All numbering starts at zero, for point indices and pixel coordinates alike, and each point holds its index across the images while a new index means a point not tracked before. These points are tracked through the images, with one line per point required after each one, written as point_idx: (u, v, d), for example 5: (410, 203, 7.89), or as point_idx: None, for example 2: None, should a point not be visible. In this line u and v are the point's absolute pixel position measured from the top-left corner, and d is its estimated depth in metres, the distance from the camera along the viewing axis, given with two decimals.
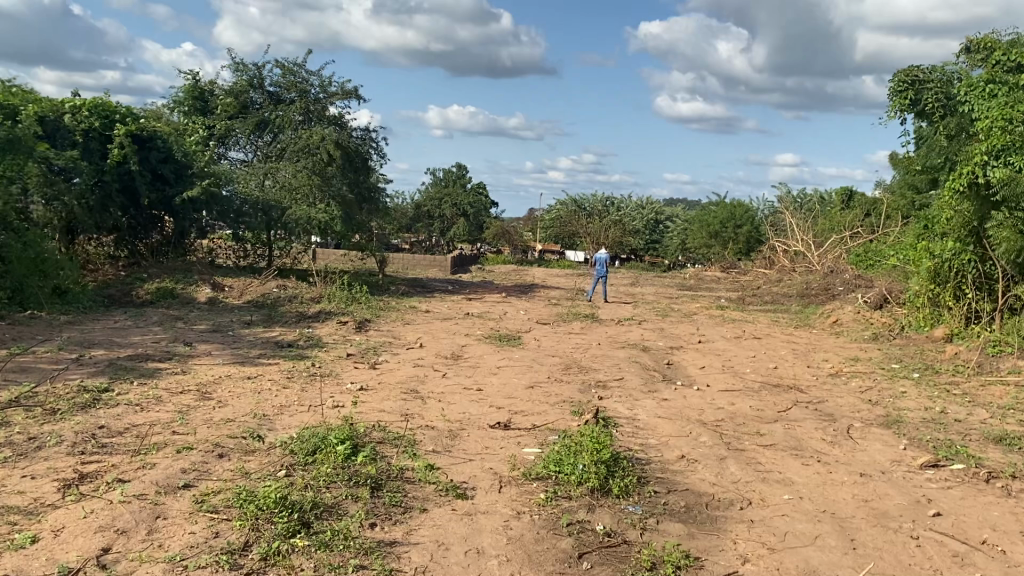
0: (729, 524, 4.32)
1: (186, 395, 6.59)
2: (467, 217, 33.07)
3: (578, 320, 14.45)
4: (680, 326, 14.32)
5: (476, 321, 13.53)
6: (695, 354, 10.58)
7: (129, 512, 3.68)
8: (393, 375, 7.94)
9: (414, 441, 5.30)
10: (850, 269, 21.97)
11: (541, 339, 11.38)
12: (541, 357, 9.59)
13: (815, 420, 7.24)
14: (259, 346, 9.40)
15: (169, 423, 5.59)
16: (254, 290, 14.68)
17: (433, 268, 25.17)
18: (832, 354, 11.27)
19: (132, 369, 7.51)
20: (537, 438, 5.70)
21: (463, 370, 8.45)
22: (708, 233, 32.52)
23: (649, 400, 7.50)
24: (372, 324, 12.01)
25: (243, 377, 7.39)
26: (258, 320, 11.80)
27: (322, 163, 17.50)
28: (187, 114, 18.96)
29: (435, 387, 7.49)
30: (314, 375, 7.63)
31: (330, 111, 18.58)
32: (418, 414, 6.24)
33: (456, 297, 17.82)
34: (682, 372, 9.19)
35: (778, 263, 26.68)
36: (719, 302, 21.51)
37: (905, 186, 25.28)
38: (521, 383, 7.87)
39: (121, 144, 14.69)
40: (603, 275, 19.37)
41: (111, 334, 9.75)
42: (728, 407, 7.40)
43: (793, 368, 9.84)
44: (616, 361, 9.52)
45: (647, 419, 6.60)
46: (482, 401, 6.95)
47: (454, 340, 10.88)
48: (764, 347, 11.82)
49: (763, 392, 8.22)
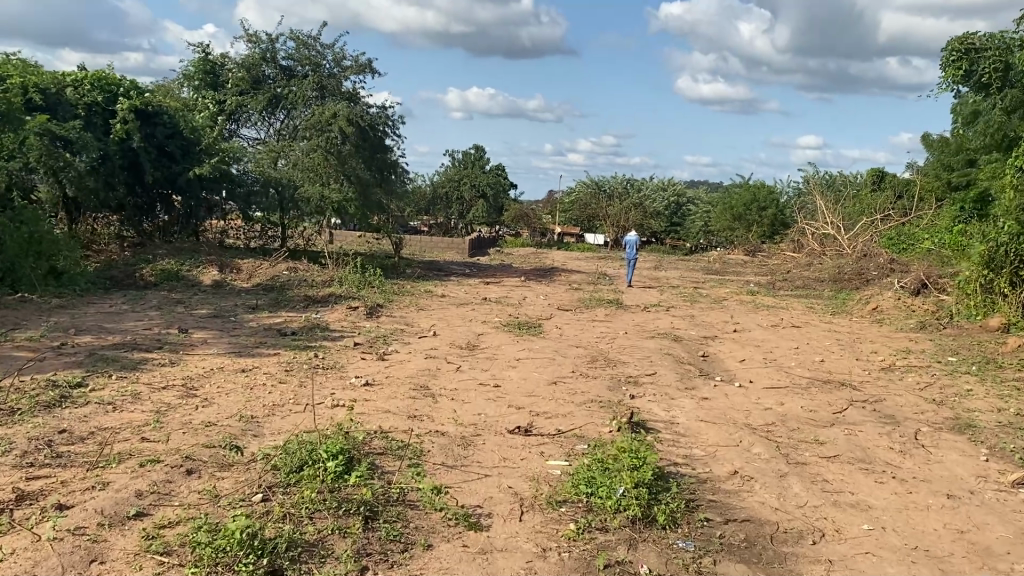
0: (801, 566, 3.56)
1: (168, 392, 5.84)
2: (486, 199, 31.82)
3: (602, 307, 13.59)
4: (711, 314, 13.48)
5: (495, 307, 12.75)
6: (732, 346, 9.73)
7: (57, 555, 2.96)
8: (403, 369, 7.19)
9: (422, 450, 4.57)
10: (886, 252, 20.88)
11: (563, 328, 10.57)
12: (565, 347, 8.80)
13: (876, 423, 6.40)
14: (260, 333, 8.68)
15: (140, 428, 4.84)
16: (263, 272, 13.95)
17: (451, 251, 24.42)
18: (879, 345, 10.38)
19: (114, 360, 6.78)
20: (563, 448, 4.95)
21: (479, 363, 7.68)
22: (733, 216, 31.43)
23: (688, 399, 6.70)
24: (384, 310, 11.27)
25: (236, 371, 6.65)
26: (263, 304, 11.07)
27: (334, 143, 16.44)
28: (197, 89, 18.22)
29: (448, 383, 6.72)
30: (316, 368, 6.90)
31: (345, 86, 17.73)
32: (428, 416, 5.49)
33: (474, 281, 17.01)
34: (720, 366, 8.38)
35: (806, 246, 25.49)
36: (748, 288, 20.49)
37: (939, 167, 24.22)
38: (543, 378, 7.10)
39: (123, 119, 14.03)
40: (633, 259, 18.55)
41: (102, 319, 9.05)
42: (776, 409, 6.58)
43: (840, 362, 8.97)
44: (648, 353, 8.71)
45: (688, 424, 5.80)
46: (500, 400, 6.20)
47: (471, 328, 10.11)
48: (805, 338, 10.93)
49: (814, 392, 7.38)
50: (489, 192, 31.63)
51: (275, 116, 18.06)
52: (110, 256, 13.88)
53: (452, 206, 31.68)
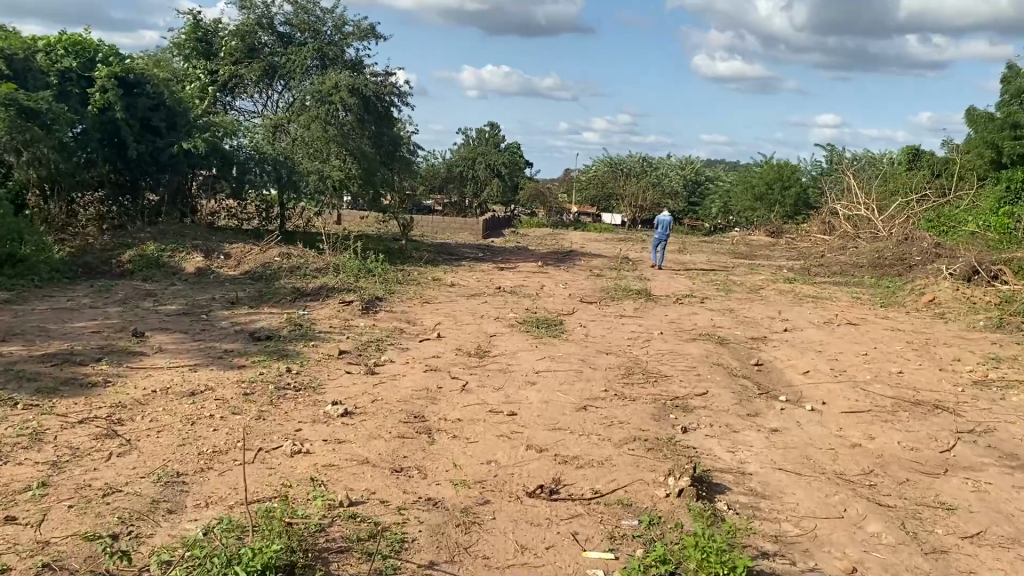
0: None
1: (82, 431, 4.46)
2: (501, 179, 30.30)
3: (628, 298, 12.14)
4: (751, 307, 12.02)
5: (508, 299, 11.31)
6: (788, 351, 8.26)
7: None
8: (394, 388, 5.77)
9: (404, 541, 3.20)
10: (929, 235, 19.20)
11: (587, 327, 9.13)
12: (593, 355, 7.36)
13: (1003, 468, 4.94)
14: (230, 337, 7.28)
15: (13, 496, 3.47)
16: (253, 257, 12.57)
17: (464, 232, 22.96)
18: (957, 348, 8.85)
19: (32, 380, 5.37)
20: (603, 525, 3.57)
21: (489, 379, 6.27)
22: (755, 196, 29.71)
23: (753, 434, 5.27)
24: (383, 304, 9.87)
25: (183, 394, 5.26)
26: (244, 299, 9.67)
27: (334, 115, 15.01)
28: (189, 60, 16.70)
29: (451, 410, 5.32)
30: (288, 391, 5.51)
31: (347, 54, 16.24)
32: (419, 468, 4.11)
33: (486, 267, 15.59)
34: (781, 381, 6.94)
35: (838, 228, 23.78)
36: (781, 274, 18.86)
37: (983, 144, 22.62)
38: (569, 402, 5.68)
39: (103, 88, 12.63)
40: (661, 241, 17.04)
41: (46, 320, 7.65)
42: (869, 449, 5.13)
43: (923, 373, 7.45)
44: (693, 362, 7.25)
45: (766, 478, 4.40)
46: (518, 439, 4.79)
47: (482, 327, 8.68)
48: (867, 338, 9.40)
49: (906, 419, 5.91)
50: (504, 171, 30.10)
51: (272, 86, 16.71)
52: (86, 240, 12.52)
53: (465, 185, 30.13)
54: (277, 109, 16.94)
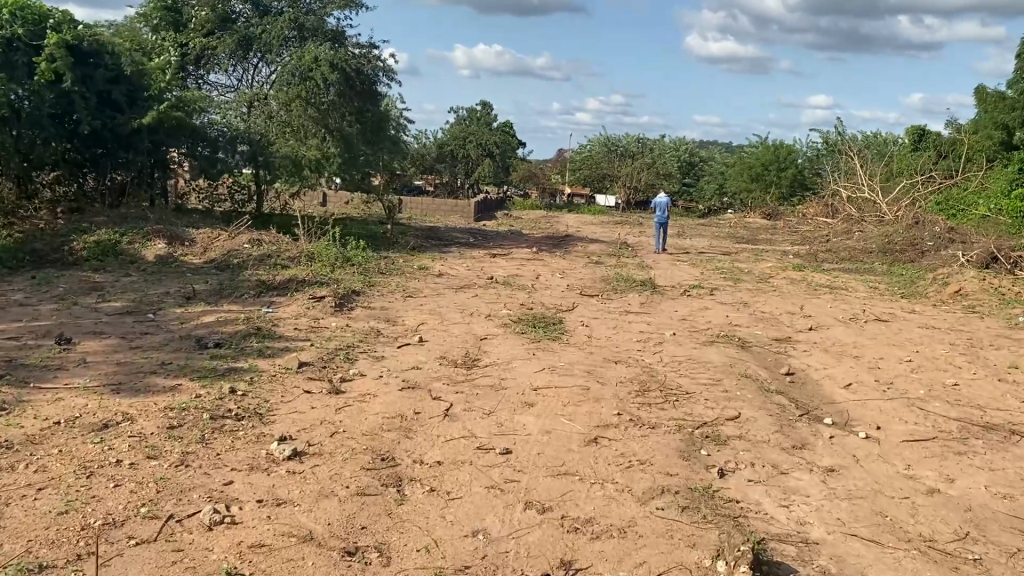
0: None
1: None
2: (493, 158, 29.04)
3: (632, 291, 11.05)
4: (766, 301, 10.96)
5: (501, 292, 10.18)
6: (824, 358, 7.17)
7: None
8: (360, 416, 4.68)
9: None
10: (941, 219, 18.10)
11: (591, 327, 8.03)
12: (601, 365, 6.28)
13: None
14: (175, 344, 6.16)
15: None
16: (221, 242, 11.45)
17: (454, 215, 21.81)
18: (1008, 353, 7.80)
19: None
20: None
21: (478, 400, 5.18)
22: (750, 177, 28.38)
23: (806, 478, 4.22)
24: (359, 300, 8.74)
25: (91, 429, 4.17)
26: (201, 293, 8.54)
27: (314, 93, 13.77)
28: (157, 30, 15.41)
29: (428, 448, 4.22)
30: (227, 423, 4.40)
31: (327, 25, 14.96)
32: (379, 548, 3.05)
33: (477, 253, 14.47)
34: (821, 398, 5.88)
35: (839, 209, 22.66)
36: (788, 261, 17.73)
37: (994, 124, 21.56)
38: (575, 433, 4.62)
39: (52, 57, 11.14)
40: (661, 223, 15.87)
41: None
42: (953, 499, 4.09)
43: (983, 386, 6.41)
44: (717, 375, 6.18)
45: (838, 550, 3.36)
46: (514, 493, 3.70)
47: (472, 328, 7.59)
48: (906, 340, 8.33)
49: (982, 451, 4.87)
50: (497, 151, 28.82)
51: (248, 59, 15.45)
52: (37, 224, 11.34)
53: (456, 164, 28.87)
54: (254, 84, 15.71)
